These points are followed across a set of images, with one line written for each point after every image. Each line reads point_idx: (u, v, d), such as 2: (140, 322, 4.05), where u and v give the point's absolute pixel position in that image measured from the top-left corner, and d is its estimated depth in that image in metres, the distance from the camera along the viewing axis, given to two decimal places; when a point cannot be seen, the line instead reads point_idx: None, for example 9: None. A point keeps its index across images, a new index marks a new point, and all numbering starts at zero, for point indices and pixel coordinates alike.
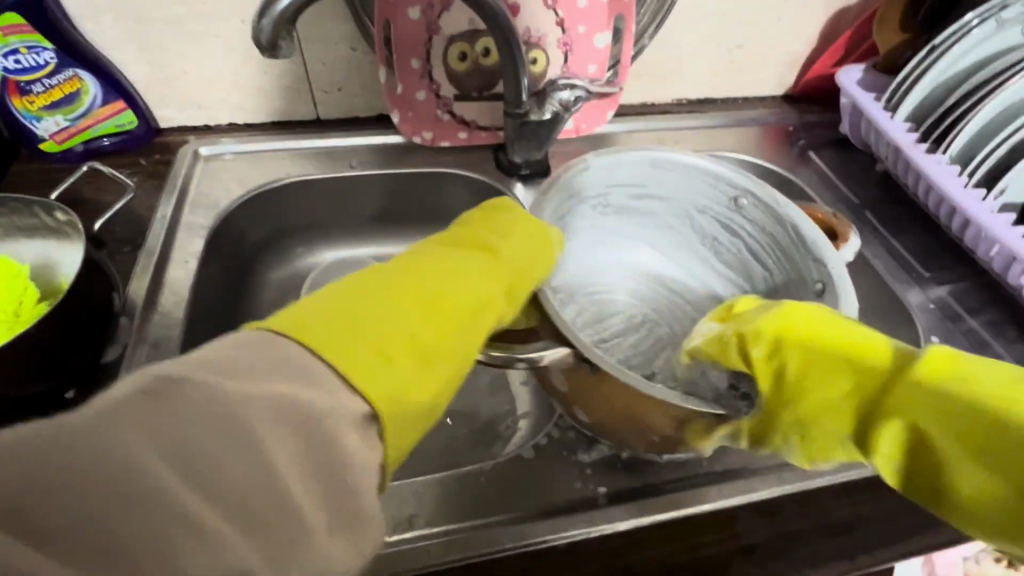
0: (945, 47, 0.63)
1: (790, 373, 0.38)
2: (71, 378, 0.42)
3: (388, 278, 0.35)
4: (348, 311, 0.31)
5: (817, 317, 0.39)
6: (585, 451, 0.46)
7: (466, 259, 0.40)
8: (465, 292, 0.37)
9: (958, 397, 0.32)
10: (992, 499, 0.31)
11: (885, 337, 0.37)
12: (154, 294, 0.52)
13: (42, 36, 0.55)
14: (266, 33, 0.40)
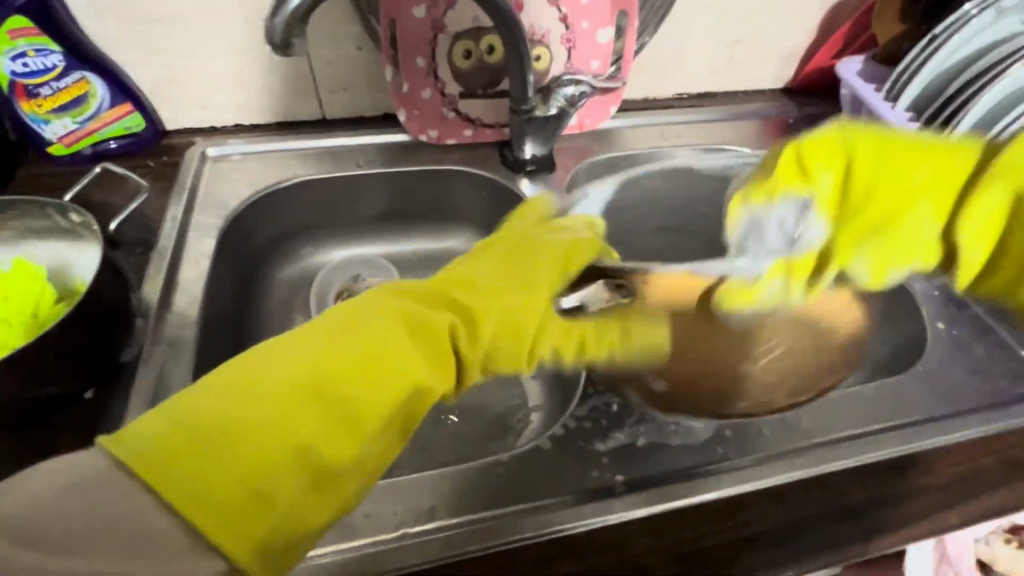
0: (945, 37, 0.64)
1: (854, 189, 0.44)
2: (87, 380, 0.43)
3: (294, 367, 0.34)
4: (220, 424, 0.30)
5: (876, 133, 0.44)
6: (601, 440, 0.46)
7: (394, 338, 0.37)
8: (356, 401, 0.34)
9: (999, 196, 0.39)
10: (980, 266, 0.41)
11: (946, 135, 0.43)
12: (168, 294, 0.52)
13: (51, 40, 0.55)
14: (279, 30, 0.41)
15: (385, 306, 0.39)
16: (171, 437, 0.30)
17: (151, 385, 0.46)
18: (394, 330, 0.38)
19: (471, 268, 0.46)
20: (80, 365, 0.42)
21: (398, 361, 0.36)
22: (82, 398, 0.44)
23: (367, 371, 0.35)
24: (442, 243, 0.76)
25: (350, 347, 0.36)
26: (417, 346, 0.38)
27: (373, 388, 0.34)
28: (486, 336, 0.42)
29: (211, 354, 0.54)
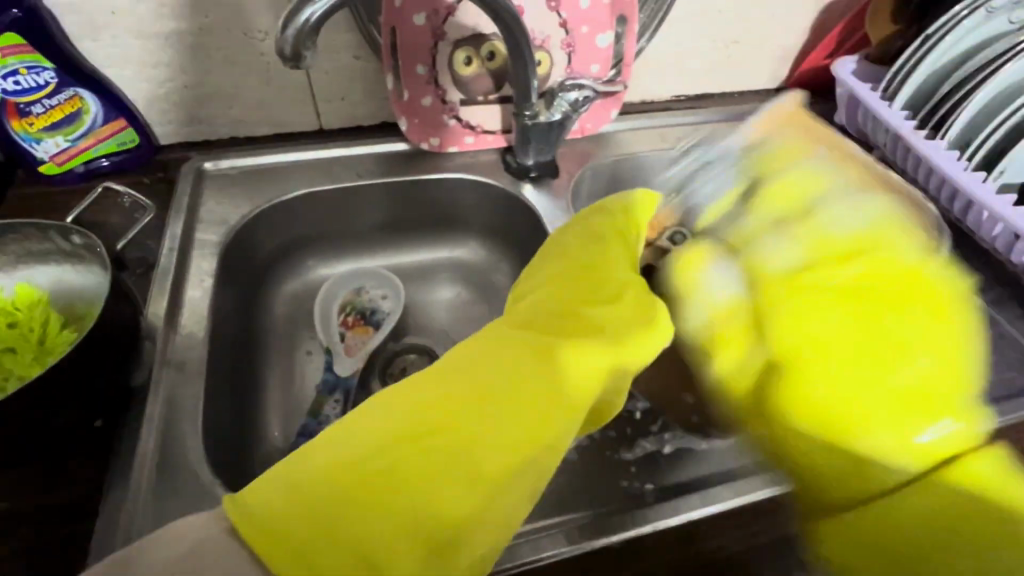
0: (938, 38, 0.65)
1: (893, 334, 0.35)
2: (98, 409, 0.42)
3: (400, 417, 0.33)
4: (334, 477, 0.31)
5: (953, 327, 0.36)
6: (628, 449, 0.47)
7: (498, 381, 0.35)
8: (470, 452, 0.32)
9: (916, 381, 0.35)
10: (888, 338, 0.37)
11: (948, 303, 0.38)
12: (174, 315, 0.51)
13: (42, 56, 0.53)
14: (290, 43, 0.40)
15: (500, 343, 0.38)
16: (288, 499, 0.30)
17: (162, 412, 0.44)
18: (501, 371, 0.36)
19: (571, 277, 0.45)
20: (91, 393, 0.41)
21: (522, 396, 0.35)
22: (93, 427, 0.42)
23: (478, 422, 0.33)
24: (447, 252, 0.75)
25: (456, 390, 0.34)
26: (528, 379, 0.36)
27: (496, 436, 0.33)
28: (601, 342, 0.39)
29: (221, 375, 0.53)
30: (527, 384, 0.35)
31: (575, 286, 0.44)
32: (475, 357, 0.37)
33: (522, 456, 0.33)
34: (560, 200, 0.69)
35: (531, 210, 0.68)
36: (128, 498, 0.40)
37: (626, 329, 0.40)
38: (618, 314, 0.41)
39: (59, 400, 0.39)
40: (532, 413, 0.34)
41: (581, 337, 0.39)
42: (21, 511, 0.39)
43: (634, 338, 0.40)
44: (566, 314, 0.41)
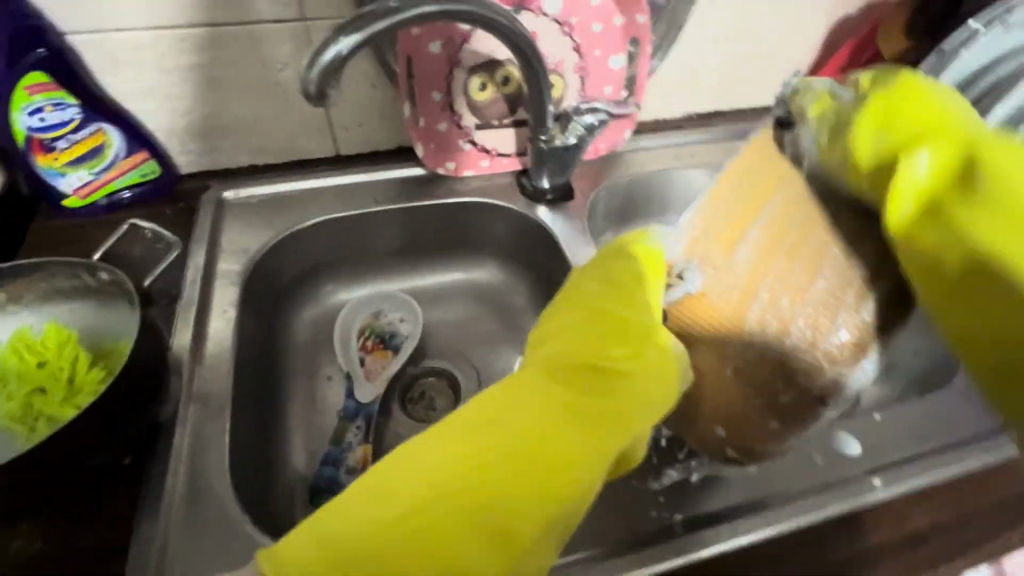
0: (952, 51, 0.64)
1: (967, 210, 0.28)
2: (126, 447, 0.42)
3: (426, 478, 0.33)
4: (360, 539, 0.31)
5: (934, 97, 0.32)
6: (656, 478, 0.45)
7: (524, 449, 0.34)
8: (494, 521, 0.32)
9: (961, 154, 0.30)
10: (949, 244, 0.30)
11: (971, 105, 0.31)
12: (199, 346, 0.51)
13: (67, 93, 0.54)
14: (314, 81, 0.41)
15: (523, 389, 0.37)
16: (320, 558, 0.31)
17: (190, 448, 0.44)
18: (528, 430, 0.35)
19: (595, 316, 0.40)
20: (120, 431, 0.41)
21: (547, 452, 0.34)
22: (121, 464, 0.42)
23: (504, 496, 0.33)
24: (463, 274, 0.75)
25: (483, 452, 0.34)
26: (555, 445, 0.35)
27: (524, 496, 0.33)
28: (619, 407, 0.37)
29: (245, 406, 0.53)
30: (554, 455, 0.34)
31: (596, 331, 0.39)
32: (507, 408, 0.36)
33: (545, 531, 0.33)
34: (577, 221, 0.69)
35: (548, 233, 0.68)
36: (157, 537, 0.40)
37: (643, 391, 0.37)
38: (637, 373, 0.37)
39: (86, 441, 0.39)
40: (560, 482, 0.34)
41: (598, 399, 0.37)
42: (54, 551, 0.39)
43: (645, 404, 0.37)
44: (589, 373, 0.38)
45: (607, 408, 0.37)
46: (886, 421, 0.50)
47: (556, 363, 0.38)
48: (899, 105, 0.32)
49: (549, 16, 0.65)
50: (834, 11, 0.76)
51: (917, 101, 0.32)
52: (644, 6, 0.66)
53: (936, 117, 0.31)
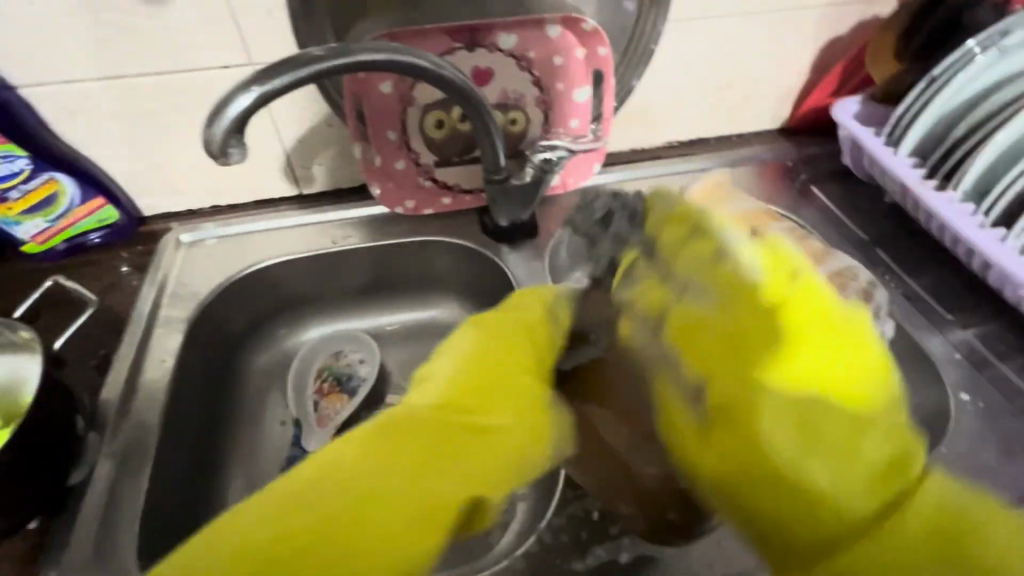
0: (945, 78, 0.59)
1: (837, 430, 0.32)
2: (28, 514, 0.41)
3: (264, 522, 0.30)
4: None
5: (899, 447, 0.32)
6: (579, 559, 0.43)
7: (377, 496, 0.31)
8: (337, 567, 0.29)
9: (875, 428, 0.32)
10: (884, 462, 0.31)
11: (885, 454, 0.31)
12: (129, 399, 0.50)
13: (16, 145, 0.55)
14: (217, 138, 0.40)
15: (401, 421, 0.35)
16: None
17: (100, 512, 0.43)
18: (402, 464, 0.33)
19: (479, 372, 0.39)
20: (18, 497, 0.40)
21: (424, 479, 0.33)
22: (26, 528, 0.42)
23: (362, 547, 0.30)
24: (428, 313, 0.73)
25: (325, 501, 0.31)
26: (414, 485, 0.32)
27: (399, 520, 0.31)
28: (485, 453, 0.35)
29: (181, 458, 0.52)
30: (408, 507, 0.31)
31: (485, 369, 0.39)
32: (359, 448, 0.34)
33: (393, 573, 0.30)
34: (540, 262, 0.67)
35: (509, 274, 0.66)
36: None
37: (520, 446, 0.37)
38: (514, 430, 0.37)
39: None
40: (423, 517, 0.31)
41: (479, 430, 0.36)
42: None
43: (519, 447, 0.37)
44: (455, 423, 0.36)
45: (479, 451, 0.35)
46: None
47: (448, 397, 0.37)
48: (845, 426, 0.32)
49: (505, 51, 0.63)
50: (822, 32, 0.72)
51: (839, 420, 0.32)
52: (603, 38, 0.63)
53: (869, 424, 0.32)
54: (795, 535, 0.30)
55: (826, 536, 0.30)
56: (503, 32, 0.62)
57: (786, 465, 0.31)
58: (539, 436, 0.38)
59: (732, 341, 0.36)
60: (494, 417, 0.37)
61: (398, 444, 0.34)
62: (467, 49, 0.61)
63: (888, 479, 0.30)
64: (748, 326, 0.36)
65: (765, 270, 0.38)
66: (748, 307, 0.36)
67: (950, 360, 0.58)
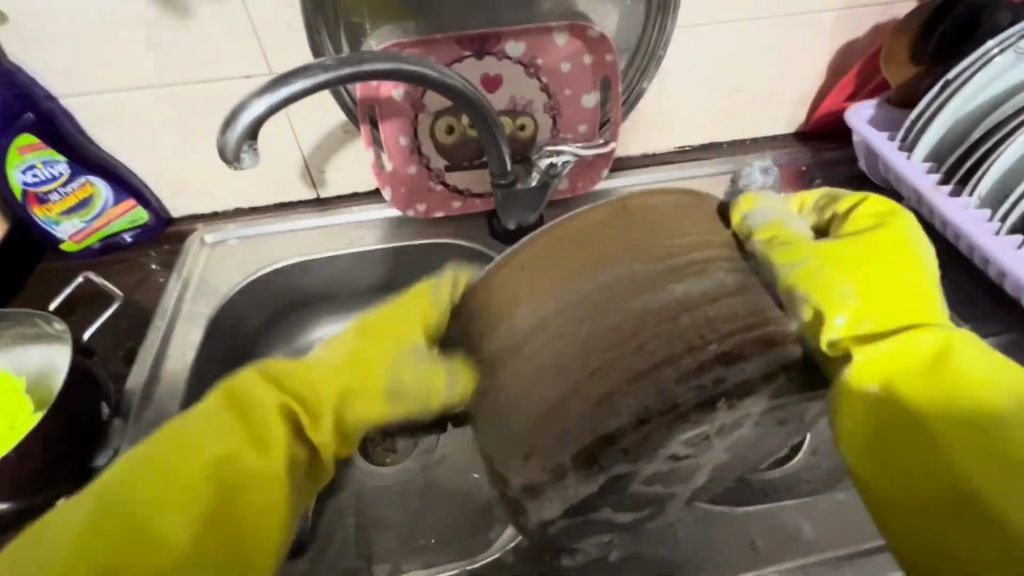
0: (960, 81, 0.58)
1: (913, 395, 0.39)
2: (57, 491, 0.45)
3: (120, 506, 0.36)
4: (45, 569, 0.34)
5: (976, 374, 0.38)
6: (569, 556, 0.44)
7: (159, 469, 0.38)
8: (180, 520, 0.36)
9: (952, 394, 0.38)
10: (959, 427, 0.37)
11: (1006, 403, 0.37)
12: (151, 389, 0.53)
13: (55, 151, 0.60)
14: (231, 144, 0.43)
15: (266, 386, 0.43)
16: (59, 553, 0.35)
17: None
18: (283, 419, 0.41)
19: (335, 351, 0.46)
20: (49, 475, 0.44)
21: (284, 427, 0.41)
22: (55, 506, 0.45)
23: (217, 504, 0.37)
24: None
25: (160, 463, 0.38)
26: (270, 436, 0.40)
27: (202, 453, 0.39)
28: (270, 413, 0.41)
29: None
30: (247, 461, 0.39)
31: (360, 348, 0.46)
32: (205, 421, 0.40)
33: (269, 503, 0.39)
34: None
35: None
36: None
37: (387, 393, 0.45)
38: (386, 379, 0.45)
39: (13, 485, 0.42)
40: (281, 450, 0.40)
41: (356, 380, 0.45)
42: None
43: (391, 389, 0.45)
44: (292, 381, 0.43)
45: (275, 415, 0.41)
46: (849, 503, 0.45)
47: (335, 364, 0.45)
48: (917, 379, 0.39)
49: (513, 58, 0.64)
50: (838, 35, 0.71)
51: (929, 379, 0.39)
52: (610, 45, 0.64)
53: (962, 378, 0.38)
54: (906, 474, 0.38)
55: (943, 497, 0.37)
56: (511, 40, 0.63)
57: (924, 430, 0.38)
58: (383, 386, 0.44)
59: (884, 305, 0.40)
60: (334, 372, 0.45)
61: (236, 417, 0.41)
62: (476, 57, 0.63)
63: (967, 425, 0.37)
64: (904, 299, 0.41)
65: (901, 246, 0.42)
66: (904, 274, 0.41)
67: None
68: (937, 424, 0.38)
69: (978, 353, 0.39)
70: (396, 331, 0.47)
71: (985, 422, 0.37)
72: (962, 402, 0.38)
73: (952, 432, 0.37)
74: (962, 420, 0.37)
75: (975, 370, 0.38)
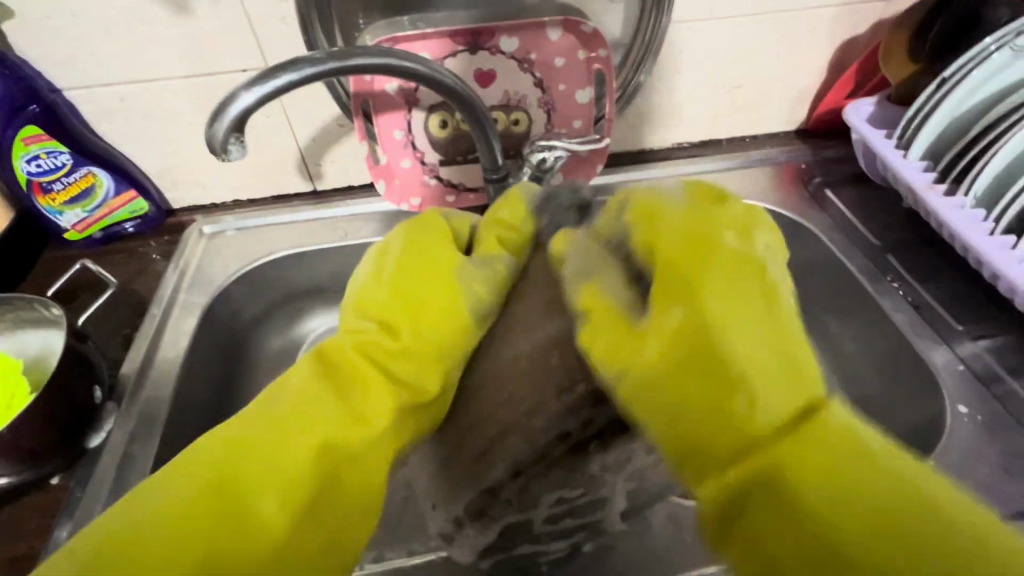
0: (957, 79, 0.57)
1: (742, 489, 0.28)
2: (50, 469, 0.46)
3: (203, 472, 0.32)
4: (126, 538, 0.29)
5: (833, 446, 0.27)
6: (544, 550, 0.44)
7: (263, 426, 0.34)
8: (281, 484, 0.32)
9: (808, 485, 0.27)
10: (855, 529, 0.25)
11: (886, 490, 0.26)
12: (144, 374, 0.55)
13: (58, 142, 0.61)
14: (218, 136, 0.43)
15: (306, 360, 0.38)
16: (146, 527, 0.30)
17: (112, 473, 0.47)
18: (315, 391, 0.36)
19: (365, 305, 0.40)
20: (43, 454, 0.45)
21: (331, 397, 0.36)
22: (49, 484, 0.47)
23: (334, 467, 0.34)
24: None
25: (291, 431, 0.34)
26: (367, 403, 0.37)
27: (357, 405, 0.36)
28: (422, 353, 0.39)
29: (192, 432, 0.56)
30: (339, 430, 0.35)
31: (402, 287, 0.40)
32: (283, 381, 0.37)
33: (369, 463, 0.36)
34: None
35: None
36: None
37: (452, 345, 0.40)
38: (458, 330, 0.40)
39: (7, 462, 0.43)
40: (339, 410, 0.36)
41: (392, 342, 0.38)
42: None
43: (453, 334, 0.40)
44: (338, 356, 0.38)
45: (428, 365, 0.39)
46: None
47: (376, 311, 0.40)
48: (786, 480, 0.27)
49: (506, 53, 0.64)
50: (837, 32, 0.70)
51: (782, 482, 0.27)
52: (603, 40, 0.64)
53: (818, 458, 0.27)
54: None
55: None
56: (504, 34, 0.63)
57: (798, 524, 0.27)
58: (469, 321, 0.40)
59: (702, 359, 0.28)
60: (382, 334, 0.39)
61: (333, 376, 0.38)
62: (469, 52, 0.64)
63: (839, 528, 0.26)
64: (718, 332, 0.29)
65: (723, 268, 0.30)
66: (690, 305, 0.30)
67: (954, 371, 0.56)
68: (797, 539, 0.26)
69: (801, 410, 0.28)
70: (481, 242, 0.43)
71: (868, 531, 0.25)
72: (821, 489, 0.27)
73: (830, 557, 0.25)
74: (796, 535, 0.26)
75: (829, 451, 0.27)
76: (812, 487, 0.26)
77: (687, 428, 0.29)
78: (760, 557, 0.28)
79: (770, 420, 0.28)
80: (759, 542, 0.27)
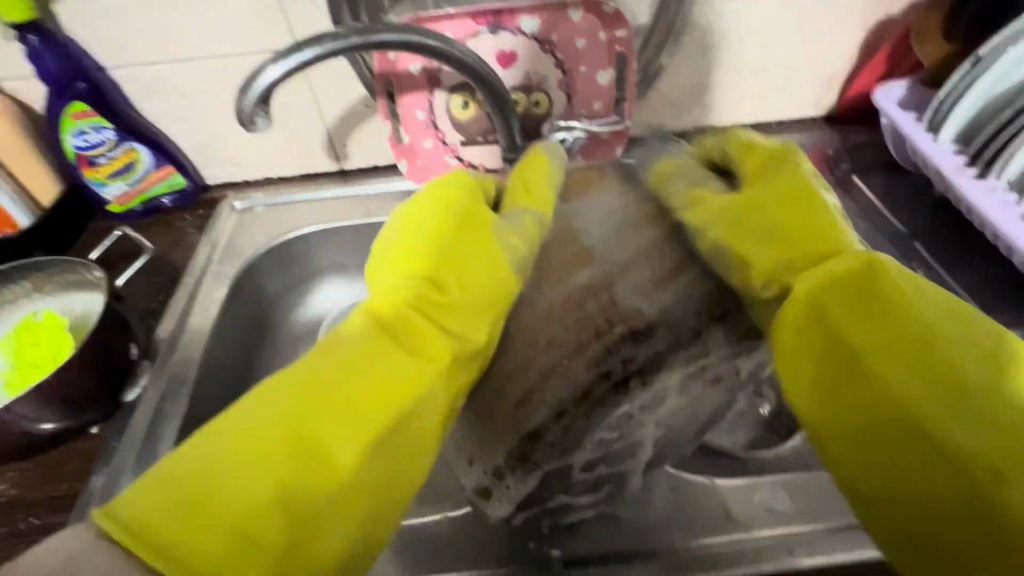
0: (992, 58, 0.55)
1: (850, 336, 0.36)
2: (90, 419, 0.50)
3: (271, 426, 0.33)
4: (198, 477, 0.31)
5: (866, 289, 0.36)
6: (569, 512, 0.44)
7: (325, 378, 0.36)
8: (345, 444, 0.34)
9: (864, 343, 0.35)
10: (901, 379, 0.34)
11: (926, 320, 0.35)
12: (176, 338, 0.58)
13: (103, 118, 0.64)
14: (246, 109, 0.46)
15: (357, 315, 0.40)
16: (209, 469, 0.31)
17: (145, 425, 0.51)
18: (371, 347, 0.38)
19: (405, 263, 0.41)
20: (83, 404, 0.49)
21: (383, 348, 0.38)
22: (89, 433, 0.51)
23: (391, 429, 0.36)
24: None
25: (351, 390, 0.35)
26: (423, 352, 0.39)
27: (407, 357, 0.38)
28: (471, 305, 0.40)
29: (221, 393, 0.60)
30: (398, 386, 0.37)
31: (440, 243, 0.42)
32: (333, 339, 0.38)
33: (422, 408, 0.37)
34: None
35: None
36: (98, 499, 0.46)
37: (489, 288, 0.41)
38: (490, 274, 0.41)
39: (51, 410, 0.47)
40: (392, 362, 0.38)
41: (438, 296, 0.40)
42: (26, 502, 0.48)
43: (490, 282, 0.41)
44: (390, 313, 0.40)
45: (473, 315, 0.40)
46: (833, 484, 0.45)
47: (417, 268, 0.41)
48: (894, 347, 0.35)
49: (527, 34, 0.65)
50: (869, 13, 0.68)
51: (907, 350, 0.35)
52: (624, 20, 0.64)
53: (922, 331, 0.35)
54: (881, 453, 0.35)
55: (888, 438, 0.34)
56: (526, 15, 0.64)
57: (912, 407, 0.34)
58: (508, 272, 0.42)
59: (797, 233, 0.39)
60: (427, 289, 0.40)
61: (389, 333, 0.39)
62: (491, 32, 0.65)
63: (943, 375, 0.34)
64: (806, 225, 0.39)
65: (807, 207, 0.40)
66: (802, 229, 0.39)
67: None
68: (893, 373, 0.34)
69: (928, 296, 0.36)
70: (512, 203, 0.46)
71: (925, 355, 0.34)
72: (947, 347, 0.34)
73: (897, 377, 0.34)
74: (888, 380, 0.34)
75: (934, 314, 0.36)
76: (894, 344, 0.35)
77: (807, 318, 0.37)
78: (841, 399, 0.36)
79: (853, 257, 0.37)
80: (807, 371, 0.37)
